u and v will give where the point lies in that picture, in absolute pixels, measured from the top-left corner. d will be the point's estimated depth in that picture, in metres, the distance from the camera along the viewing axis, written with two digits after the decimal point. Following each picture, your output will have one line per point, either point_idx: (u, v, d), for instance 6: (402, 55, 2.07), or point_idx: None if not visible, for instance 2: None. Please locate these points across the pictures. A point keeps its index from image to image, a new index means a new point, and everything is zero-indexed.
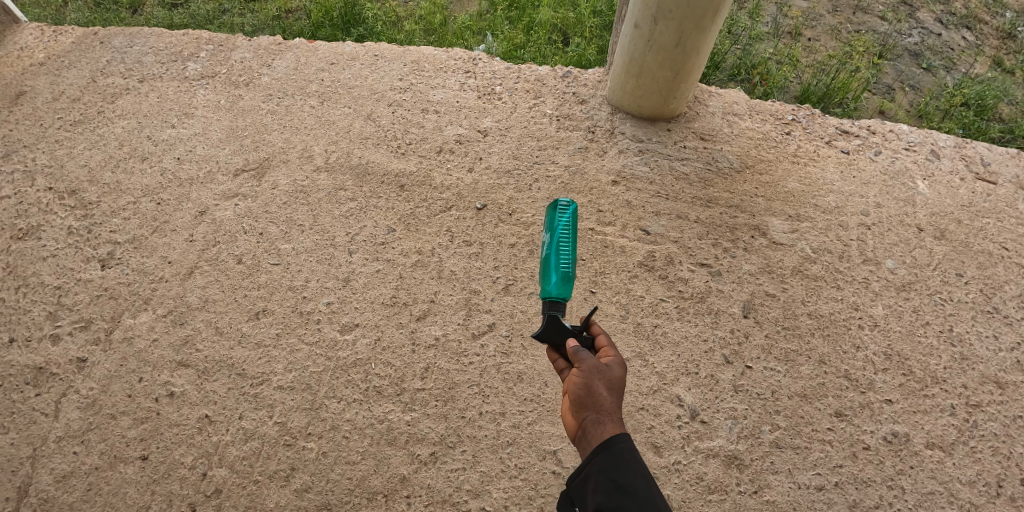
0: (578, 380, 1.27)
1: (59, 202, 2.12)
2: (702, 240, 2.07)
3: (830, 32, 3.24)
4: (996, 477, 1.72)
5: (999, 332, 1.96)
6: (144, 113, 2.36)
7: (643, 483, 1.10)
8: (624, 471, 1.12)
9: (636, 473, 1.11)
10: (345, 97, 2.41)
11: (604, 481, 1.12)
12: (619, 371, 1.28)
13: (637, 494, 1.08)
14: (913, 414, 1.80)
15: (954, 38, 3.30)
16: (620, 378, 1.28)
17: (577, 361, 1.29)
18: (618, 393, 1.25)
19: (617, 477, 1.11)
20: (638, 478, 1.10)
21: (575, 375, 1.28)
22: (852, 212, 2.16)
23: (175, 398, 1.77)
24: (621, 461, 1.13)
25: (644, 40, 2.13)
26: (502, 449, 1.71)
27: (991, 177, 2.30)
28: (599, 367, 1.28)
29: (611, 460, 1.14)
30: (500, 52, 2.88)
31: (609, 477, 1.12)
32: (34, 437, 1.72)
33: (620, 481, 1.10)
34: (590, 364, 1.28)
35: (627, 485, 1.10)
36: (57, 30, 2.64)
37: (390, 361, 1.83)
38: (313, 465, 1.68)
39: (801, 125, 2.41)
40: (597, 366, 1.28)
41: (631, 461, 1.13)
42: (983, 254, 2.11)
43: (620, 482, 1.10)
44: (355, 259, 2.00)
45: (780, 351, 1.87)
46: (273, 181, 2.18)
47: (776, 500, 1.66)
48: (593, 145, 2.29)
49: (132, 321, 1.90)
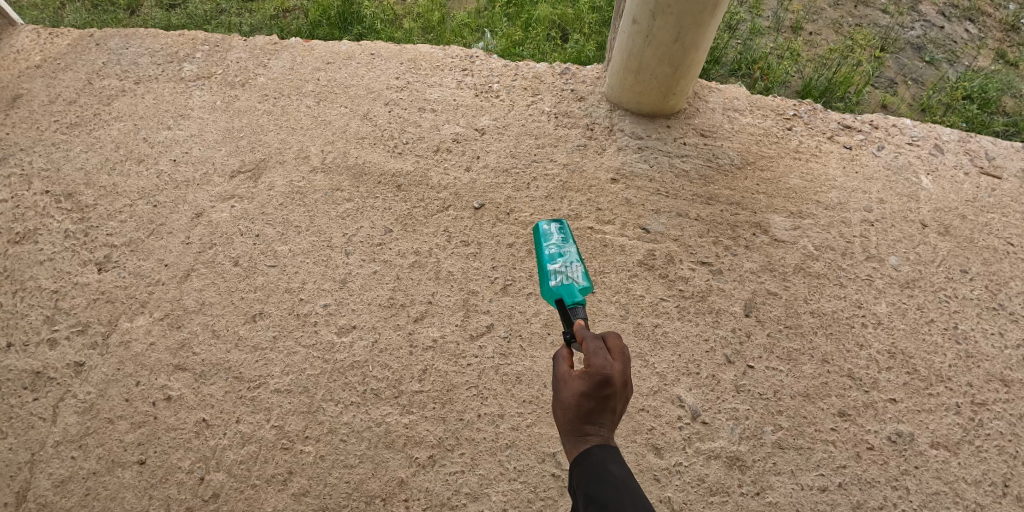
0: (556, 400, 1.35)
1: (56, 205, 2.11)
2: (703, 238, 2.04)
3: (832, 26, 3.20)
4: (1002, 476, 1.70)
5: (1005, 329, 1.93)
6: (140, 115, 2.35)
7: (614, 495, 1.09)
8: (594, 485, 1.13)
9: (606, 485, 1.11)
10: (341, 97, 2.40)
11: (581, 496, 1.13)
12: (573, 389, 1.27)
13: (605, 506, 1.08)
14: (918, 413, 1.77)
15: (957, 31, 3.26)
16: (574, 395, 1.27)
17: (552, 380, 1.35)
18: (570, 413, 1.26)
19: (590, 489, 1.12)
20: (609, 489, 1.11)
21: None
22: (855, 209, 2.13)
23: (172, 402, 1.76)
24: (594, 474, 1.15)
25: (642, 35, 2.10)
26: (501, 452, 1.69)
27: (996, 172, 2.27)
28: (558, 388, 1.31)
29: (584, 474, 1.16)
30: (498, 49, 2.86)
31: (582, 493, 1.13)
32: (32, 442, 1.71)
33: (593, 493, 1.11)
34: (556, 385, 1.33)
35: (597, 498, 1.10)
36: (53, 32, 2.63)
37: (387, 363, 1.81)
38: (311, 469, 1.67)
39: (802, 120, 2.38)
40: (557, 387, 1.31)
41: (601, 474, 1.14)
42: (988, 249, 2.08)
43: (591, 494, 1.11)
44: (351, 261, 1.99)
45: (782, 350, 1.85)
46: (269, 182, 2.16)
47: (779, 502, 1.64)
48: (592, 143, 2.27)
49: (128, 324, 1.89)
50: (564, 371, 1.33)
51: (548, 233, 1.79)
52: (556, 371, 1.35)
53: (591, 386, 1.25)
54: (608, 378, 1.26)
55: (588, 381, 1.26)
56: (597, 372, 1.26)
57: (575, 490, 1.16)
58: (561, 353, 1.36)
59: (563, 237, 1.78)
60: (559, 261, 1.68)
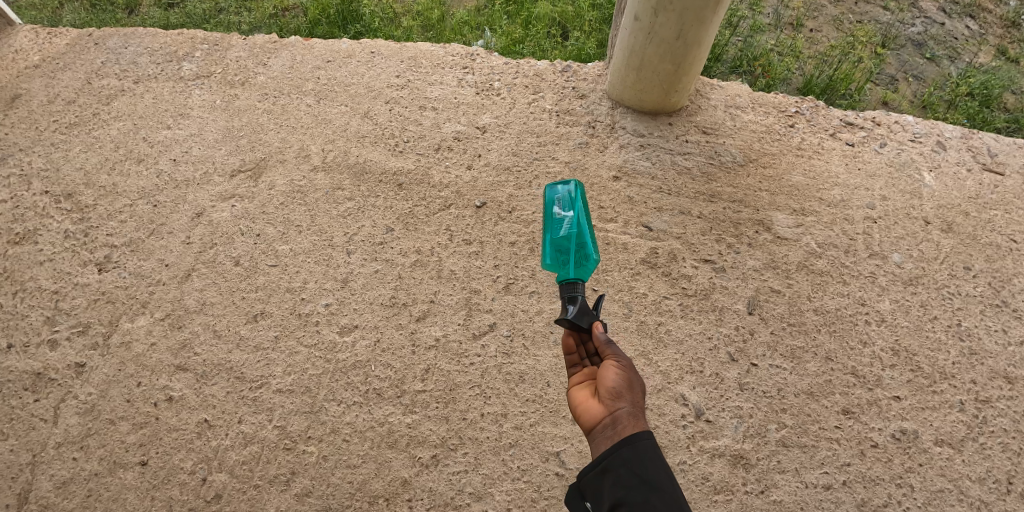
0: (617, 372, 1.29)
1: (56, 205, 2.10)
2: (705, 236, 2.04)
3: (833, 22, 3.20)
4: (1006, 473, 1.69)
5: (1008, 325, 1.92)
6: (139, 115, 2.34)
7: (668, 479, 1.09)
8: (646, 466, 1.10)
9: (658, 468, 1.10)
10: (341, 95, 2.39)
11: (628, 475, 1.10)
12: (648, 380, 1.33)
13: (662, 489, 1.07)
14: (922, 410, 1.77)
15: (958, 28, 3.25)
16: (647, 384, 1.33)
17: (619, 354, 1.32)
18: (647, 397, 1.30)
19: (641, 471, 1.10)
20: (662, 471, 1.09)
21: (615, 366, 1.30)
22: (857, 206, 2.13)
23: (174, 402, 1.75)
24: (644, 457, 1.12)
25: (644, 32, 2.09)
26: (504, 451, 1.68)
27: (998, 168, 2.27)
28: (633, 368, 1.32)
29: (634, 455, 1.12)
30: (499, 47, 2.85)
31: (631, 471, 1.10)
32: (33, 443, 1.70)
33: (645, 476, 1.09)
34: (627, 360, 1.32)
35: (652, 480, 1.08)
36: (51, 32, 2.62)
37: (389, 363, 1.80)
38: (314, 469, 1.66)
39: (804, 117, 2.38)
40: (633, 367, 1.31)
41: (653, 455, 1.12)
42: (991, 246, 2.07)
43: (644, 477, 1.09)
44: (353, 260, 1.98)
45: (785, 348, 1.85)
46: (269, 181, 2.15)
47: (783, 500, 1.63)
48: (594, 140, 2.26)
49: (129, 325, 1.88)
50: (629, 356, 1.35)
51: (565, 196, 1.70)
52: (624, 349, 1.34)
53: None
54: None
55: None
56: None
57: (620, 465, 1.12)
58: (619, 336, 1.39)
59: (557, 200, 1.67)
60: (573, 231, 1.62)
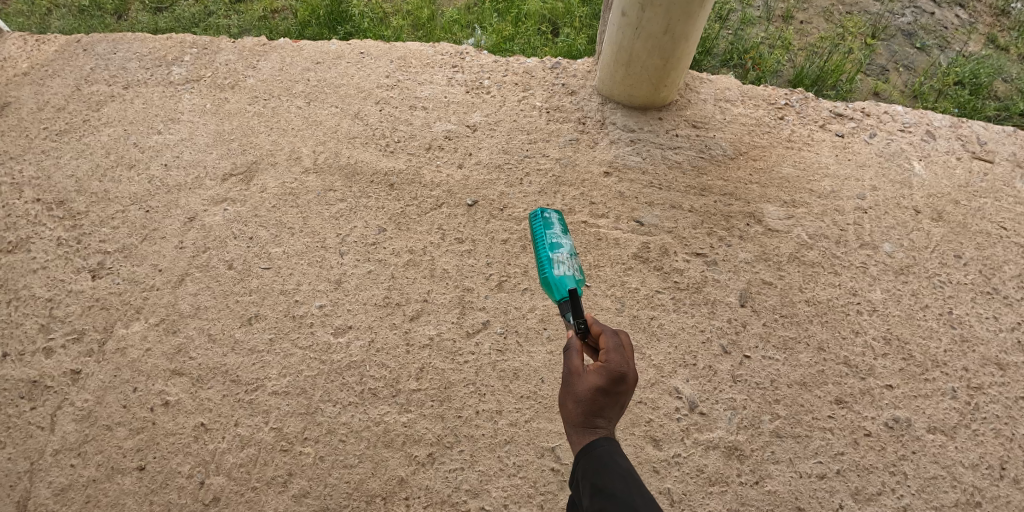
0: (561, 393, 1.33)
1: (48, 213, 2.10)
2: (697, 230, 2.04)
3: (822, 14, 3.20)
4: (998, 459, 1.71)
5: (999, 313, 1.93)
6: (130, 120, 2.34)
7: (623, 485, 1.11)
8: (601, 476, 1.14)
9: (614, 475, 1.13)
10: (331, 97, 2.39)
11: (588, 487, 1.14)
12: (588, 382, 1.28)
13: (616, 496, 1.09)
14: (914, 398, 1.78)
15: (947, 17, 3.26)
16: (590, 388, 1.27)
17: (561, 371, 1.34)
18: (583, 404, 1.26)
19: (596, 480, 1.14)
20: (617, 480, 1.12)
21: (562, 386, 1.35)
22: (848, 197, 2.13)
23: (170, 407, 1.76)
24: (600, 466, 1.16)
25: (631, 27, 2.09)
26: (500, 447, 1.69)
27: (988, 156, 2.27)
28: (569, 382, 1.30)
29: (591, 465, 1.17)
30: (489, 45, 2.86)
31: (590, 482, 1.14)
32: (31, 451, 1.71)
33: (599, 484, 1.12)
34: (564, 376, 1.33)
35: (606, 488, 1.11)
36: (40, 39, 2.62)
37: (384, 362, 1.81)
38: (311, 470, 1.67)
39: (794, 109, 2.38)
40: (570, 379, 1.32)
41: (610, 466, 1.16)
42: (981, 234, 2.08)
43: (599, 485, 1.12)
44: (346, 261, 1.99)
45: (778, 339, 1.85)
46: (261, 184, 2.16)
47: (778, 490, 1.64)
48: (584, 136, 2.27)
49: (124, 330, 1.88)
50: (578, 364, 1.33)
51: (548, 221, 1.73)
52: (569, 363, 1.34)
53: (609, 382, 1.27)
54: (625, 376, 1.29)
55: (605, 376, 1.27)
56: (614, 369, 1.28)
57: (580, 480, 1.17)
58: (573, 347, 1.37)
59: (564, 228, 1.74)
60: (560, 251, 1.64)
